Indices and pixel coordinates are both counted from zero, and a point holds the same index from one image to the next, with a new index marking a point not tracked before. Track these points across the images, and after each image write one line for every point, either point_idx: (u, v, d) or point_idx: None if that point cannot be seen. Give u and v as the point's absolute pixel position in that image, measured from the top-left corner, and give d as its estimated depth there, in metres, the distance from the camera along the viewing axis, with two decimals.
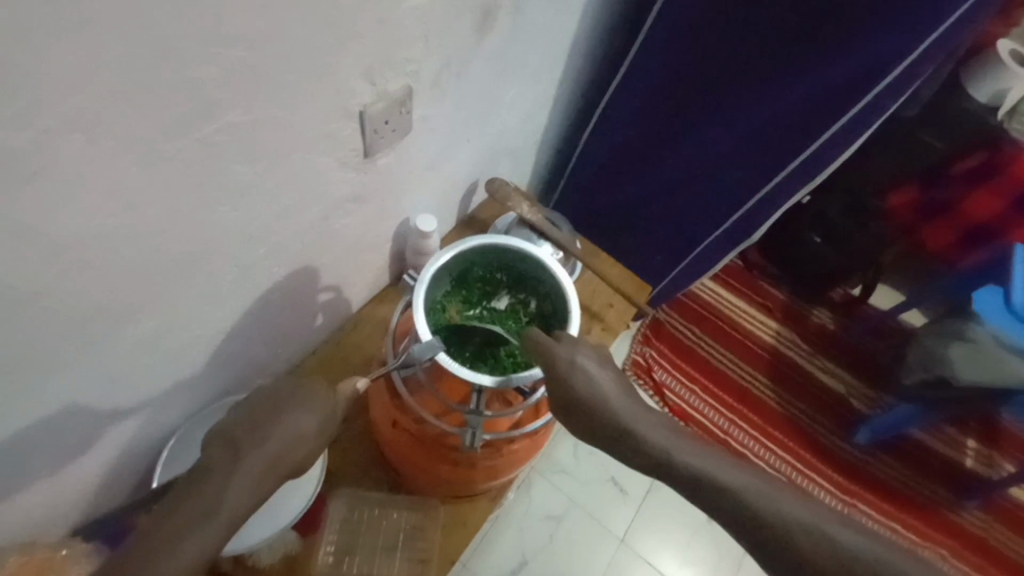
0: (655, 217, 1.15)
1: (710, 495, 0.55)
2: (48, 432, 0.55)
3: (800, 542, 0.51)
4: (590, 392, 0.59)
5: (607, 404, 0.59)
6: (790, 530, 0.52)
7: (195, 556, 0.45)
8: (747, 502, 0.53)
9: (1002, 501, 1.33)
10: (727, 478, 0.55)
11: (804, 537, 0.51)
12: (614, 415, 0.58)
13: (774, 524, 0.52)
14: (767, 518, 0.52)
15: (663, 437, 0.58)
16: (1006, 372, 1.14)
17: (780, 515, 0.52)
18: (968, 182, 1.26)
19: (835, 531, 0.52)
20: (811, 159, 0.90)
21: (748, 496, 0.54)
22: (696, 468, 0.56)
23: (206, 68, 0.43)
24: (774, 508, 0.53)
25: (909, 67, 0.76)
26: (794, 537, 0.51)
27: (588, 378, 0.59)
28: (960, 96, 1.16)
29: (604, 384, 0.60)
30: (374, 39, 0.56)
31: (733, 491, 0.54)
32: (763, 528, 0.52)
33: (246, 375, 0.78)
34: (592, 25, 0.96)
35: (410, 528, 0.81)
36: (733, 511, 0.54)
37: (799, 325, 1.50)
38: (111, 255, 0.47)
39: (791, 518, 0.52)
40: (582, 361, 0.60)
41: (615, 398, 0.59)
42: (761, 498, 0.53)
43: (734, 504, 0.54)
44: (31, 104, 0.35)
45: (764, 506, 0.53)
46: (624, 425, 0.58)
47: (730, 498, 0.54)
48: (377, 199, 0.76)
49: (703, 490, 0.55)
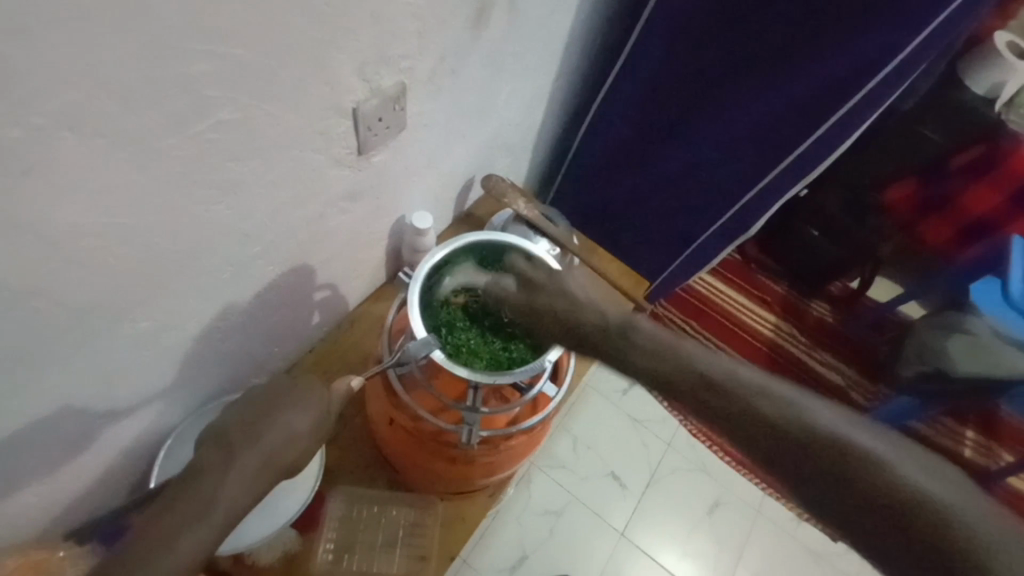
0: (652, 212, 1.14)
1: (623, 352, 0.49)
2: (45, 431, 0.55)
3: (709, 392, 0.42)
4: (546, 283, 0.62)
5: (551, 288, 0.61)
6: (697, 378, 0.44)
7: (191, 553, 0.45)
8: (658, 358, 0.47)
9: (1001, 491, 1.33)
10: (641, 333, 0.49)
11: (713, 387, 0.42)
12: (571, 307, 0.57)
13: (679, 373, 0.45)
14: (669, 365, 0.45)
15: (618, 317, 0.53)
16: (1005, 363, 1.15)
17: (686, 362, 0.45)
18: (968, 176, 1.26)
19: (767, 384, 0.41)
20: (809, 152, 0.90)
21: (658, 355, 0.47)
22: (619, 328, 0.51)
23: (199, 65, 0.43)
24: (685, 360, 0.45)
25: (907, 58, 0.76)
26: (739, 405, 0.41)
27: (554, 276, 0.64)
28: (957, 88, 1.16)
29: (567, 279, 0.62)
30: (368, 36, 0.56)
31: (643, 346, 0.48)
32: (710, 397, 0.42)
33: (243, 373, 0.78)
34: (588, 19, 0.95)
35: (408, 525, 0.81)
36: (643, 366, 0.47)
37: (797, 318, 1.50)
38: (104, 254, 0.47)
39: (700, 366, 0.44)
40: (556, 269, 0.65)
41: (569, 283, 0.61)
42: (669, 351, 0.47)
43: (642, 356, 0.48)
44: (23, 102, 0.35)
45: (671, 355, 0.46)
46: (562, 301, 0.58)
47: (637, 350, 0.48)
48: (373, 197, 0.76)
49: (615, 348, 0.50)
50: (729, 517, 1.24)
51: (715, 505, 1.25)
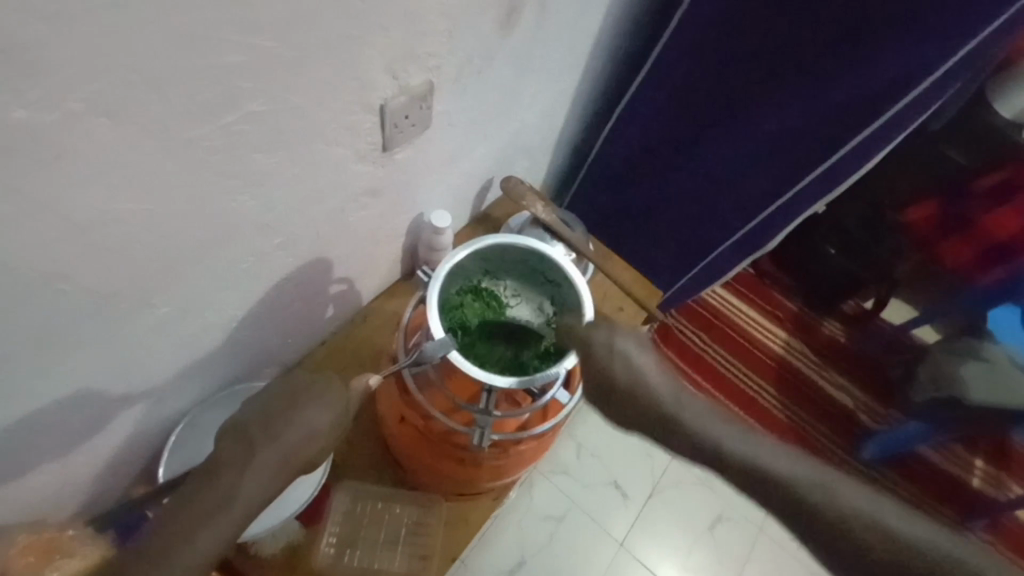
0: (669, 222, 1.14)
1: (768, 493, 0.49)
2: (60, 412, 0.56)
3: (872, 545, 0.45)
4: (630, 374, 0.58)
5: (643, 387, 0.56)
6: (863, 531, 0.45)
7: (211, 547, 0.45)
8: (810, 501, 0.47)
9: (1009, 522, 1.31)
10: (785, 472, 0.48)
11: (877, 540, 0.45)
12: (649, 397, 0.56)
13: (841, 522, 0.46)
14: (827, 514, 0.46)
15: (705, 421, 0.53)
16: (1017, 393, 1.12)
17: (847, 510, 0.46)
18: (995, 195, 1.20)
19: (865, 500, 0.46)
20: (832, 169, 0.89)
21: (813, 494, 0.47)
22: (756, 464, 0.49)
23: (234, 56, 0.43)
24: (840, 505, 0.46)
25: (940, 77, 0.75)
26: (860, 534, 0.45)
27: (627, 361, 0.59)
28: (984, 111, 1.15)
29: (643, 365, 0.58)
30: (399, 33, 0.56)
31: (792, 487, 0.48)
32: (826, 524, 0.46)
33: (256, 364, 0.79)
34: (615, 25, 0.95)
35: (412, 524, 0.81)
36: (795, 510, 0.47)
37: (809, 336, 1.49)
38: (131, 240, 0.48)
39: (864, 520, 0.45)
40: (620, 346, 0.61)
41: (655, 379, 0.57)
42: (822, 495, 0.47)
43: (794, 499, 0.47)
44: (61, 86, 0.35)
45: (826, 502, 0.46)
46: (665, 409, 0.55)
47: (786, 494, 0.48)
48: (393, 193, 0.76)
49: (755, 484, 0.49)
50: (731, 532, 1.23)
51: (717, 520, 1.24)
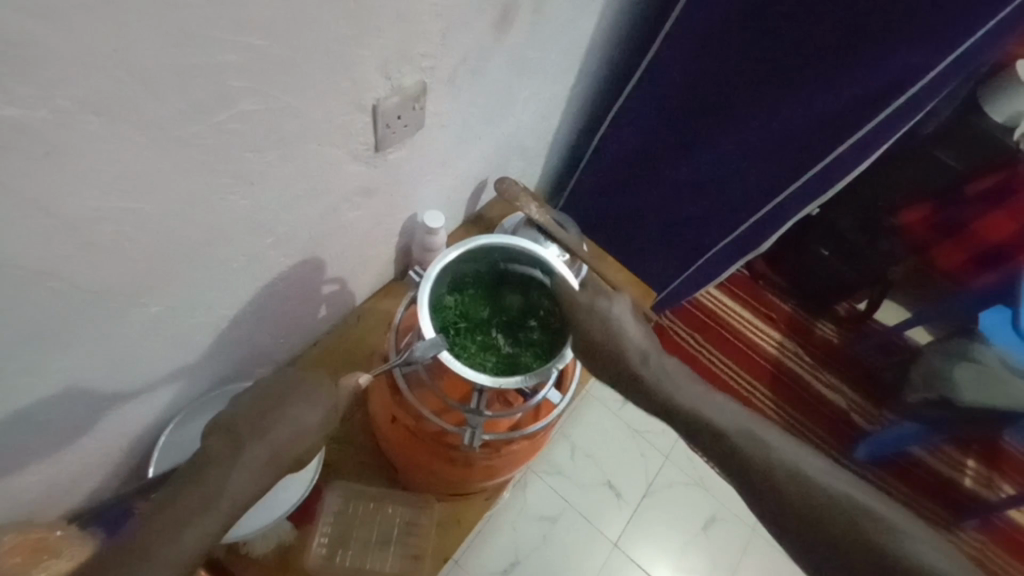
0: (663, 223, 1.14)
1: (709, 441, 0.54)
2: (50, 411, 0.55)
3: (788, 490, 0.49)
4: (607, 336, 0.62)
5: (620, 342, 0.61)
6: (784, 479, 0.50)
7: (195, 546, 0.45)
8: (740, 446, 0.52)
9: (1000, 523, 1.31)
10: (726, 425, 0.54)
11: (796, 490, 0.49)
12: (621, 355, 0.61)
13: (769, 470, 0.51)
14: (755, 462, 0.51)
15: (667, 378, 0.58)
16: (1013, 396, 1.14)
17: (774, 462, 0.51)
18: (983, 204, 1.25)
19: (791, 455, 0.51)
20: (824, 172, 0.90)
21: (743, 442, 0.52)
22: (703, 415, 0.55)
23: (225, 55, 0.43)
24: (767, 453, 0.51)
25: (931, 81, 0.75)
26: (775, 474, 0.50)
27: (607, 320, 0.64)
28: (976, 115, 1.16)
29: (623, 324, 0.63)
30: (392, 34, 0.56)
31: (728, 437, 0.53)
32: (749, 466, 0.51)
33: (249, 363, 0.79)
34: (610, 27, 0.95)
35: (405, 523, 0.81)
36: (730, 457, 0.53)
37: (802, 337, 1.49)
38: (121, 239, 0.48)
39: (789, 469, 0.50)
40: (603, 308, 0.65)
41: (633, 339, 0.62)
42: (754, 444, 0.52)
43: (731, 448, 0.53)
44: (50, 84, 0.35)
45: (755, 450, 0.52)
46: (632, 365, 0.60)
47: (723, 441, 0.53)
48: (387, 193, 0.76)
49: (700, 432, 0.54)
50: (725, 533, 1.23)
51: (711, 520, 1.24)
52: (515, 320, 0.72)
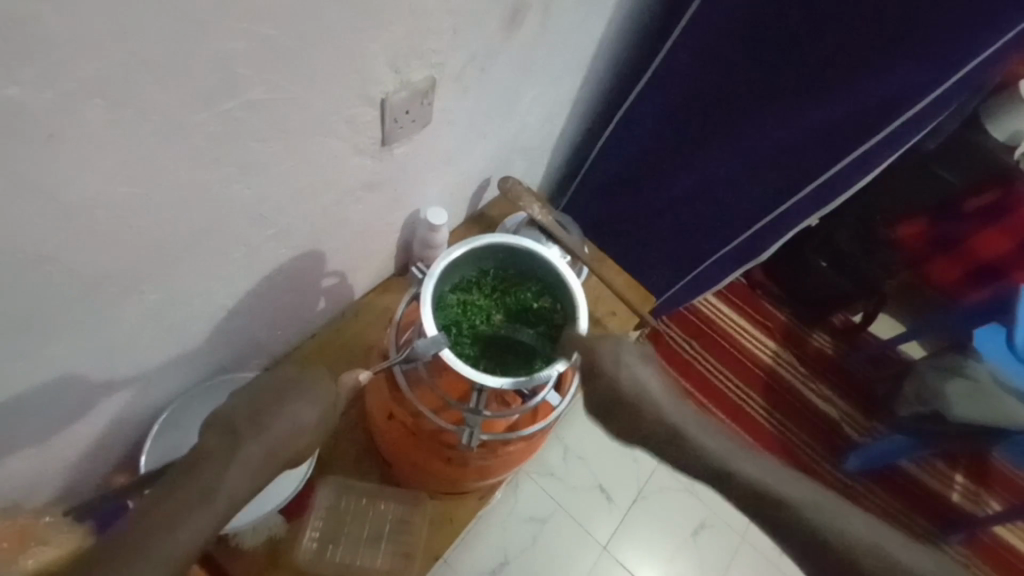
0: (664, 229, 1.14)
1: (754, 503, 0.55)
2: (42, 397, 0.55)
3: (864, 560, 0.51)
4: (636, 387, 0.61)
5: (656, 405, 0.60)
6: (859, 549, 0.52)
7: (191, 541, 0.44)
8: (814, 522, 0.53)
9: (986, 539, 1.32)
10: (767, 485, 0.55)
11: (845, 547, 0.52)
12: (662, 419, 0.60)
13: (817, 532, 0.52)
14: (804, 523, 0.53)
15: (721, 448, 0.58)
16: (1002, 411, 1.13)
17: (845, 532, 0.52)
18: (980, 221, 1.26)
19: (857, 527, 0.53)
20: (827, 184, 0.90)
21: (812, 514, 0.53)
22: (749, 477, 0.56)
23: (233, 43, 0.42)
24: (838, 527, 0.53)
25: (935, 99, 0.76)
26: (850, 547, 0.51)
27: (636, 378, 0.62)
28: (979, 132, 1.16)
29: (650, 382, 0.62)
30: (403, 28, 0.56)
31: (771, 496, 0.54)
32: (826, 542, 0.52)
33: (244, 354, 0.78)
34: (619, 30, 0.95)
35: (397, 520, 0.81)
36: (776, 517, 0.54)
37: (798, 347, 1.50)
38: (120, 224, 0.47)
39: (842, 533, 0.52)
40: (626, 358, 0.63)
41: (659, 395, 0.61)
42: (796, 503, 0.54)
43: (779, 510, 0.54)
44: (56, 65, 0.35)
45: (803, 510, 0.53)
46: (673, 425, 0.59)
47: (771, 503, 0.54)
48: (390, 189, 0.76)
49: (743, 493, 0.56)
50: (714, 539, 1.24)
51: (701, 526, 1.24)
52: (517, 320, 0.72)
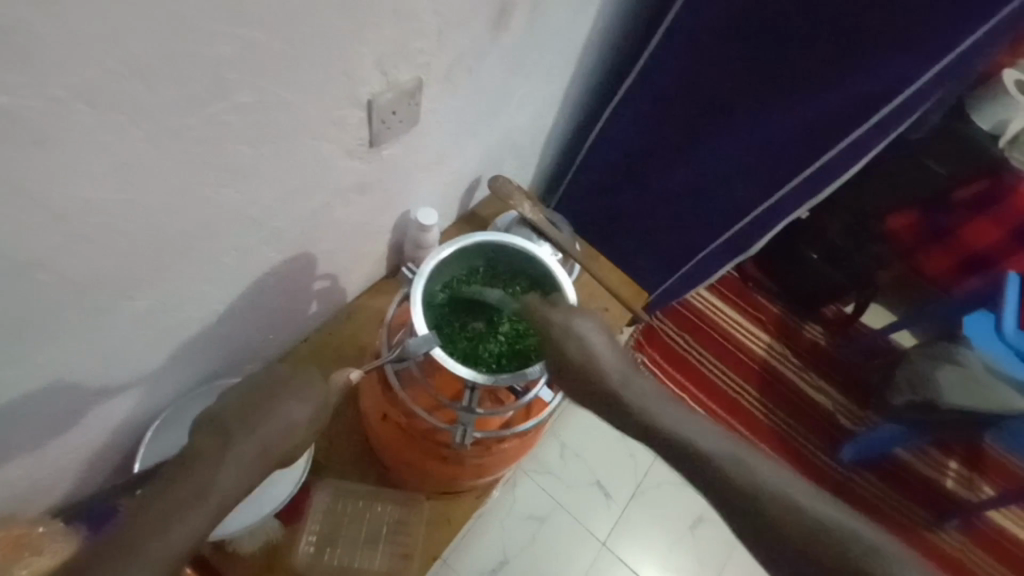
0: (655, 225, 1.15)
1: (698, 471, 0.47)
2: (35, 405, 0.54)
3: (780, 519, 0.43)
4: (582, 354, 0.57)
5: (597, 369, 0.55)
6: (778, 509, 0.44)
7: (186, 541, 0.44)
8: (732, 476, 0.46)
9: (982, 525, 1.33)
10: (713, 451, 0.47)
11: (767, 504, 0.44)
12: (599, 377, 0.55)
13: (769, 509, 0.44)
14: (755, 497, 0.44)
15: (650, 400, 0.52)
16: (997, 399, 1.14)
17: (769, 489, 0.45)
18: (969, 211, 1.28)
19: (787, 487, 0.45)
20: (814, 176, 0.91)
21: (732, 468, 0.46)
22: (669, 427, 0.50)
23: (221, 47, 0.43)
24: (759, 484, 0.45)
25: (920, 90, 0.76)
26: (768, 507, 0.44)
27: (581, 339, 0.58)
28: (964, 122, 1.18)
29: (600, 345, 0.58)
30: (390, 29, 0.56)
31: (719, 464, 0.46)
32: (739, 494, 0.45)
33: (237, 359, 0.78)
34: (606, 27, 0.95)
35: (394, 522, 0.81)
36: (721, 490, 0.46)
37: (791, 339, 1.51)
38: (110, 230, 0.47)
39: (763, 487, 0.45)
40: (577, 327, 0.60)
41: (605, 357, 0.57)
42: (748, 476, 0.46)
43: (723, 481, 0.46)
44: (43, 72, 0.35)
45: (755, 484, 0.45)
46: (607, 379, 0.55)
47: (717, 474, 0.46)
48: (380, 190, 0.76)
49: (688, 459, 0.48)
50: (713, 532, 1.24)
51: (698, 520, 1.25)
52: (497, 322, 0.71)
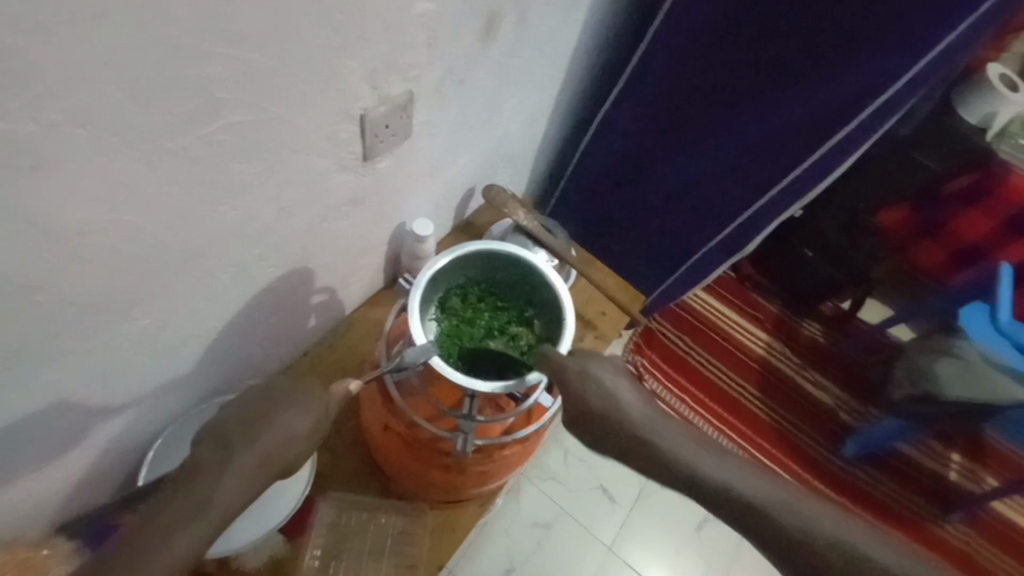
0: (649, 227, 1.16)
1: (748, 520, 0.51)
2: (37, 427, 0.55)
3: (817, 546, 0.48)
4: (609, 405, 0.58)
5: (619, 412, 0.57)
6: (813, 537, 0.49)
7: (186, 550, 0.45)
8: (766, 512, 0.50)
9: (987, 517, 1.33)
10: (762, 499, 0.51)
11: (806, 534, 0.49)
12: (626, 426, 0.57)
13: (818, 548, 0.48)
14: (809, 544, 0.48)
15: (680, 446, 0.55)
16: (994, 388, 1.14)
17: (804, 523, 0.49)
18: (959, 204, 1.30)
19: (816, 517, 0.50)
20: (804, 175, 0.91)
21: (766, 504, 0.51)
22: (706, 475, 0.53)
23: (213, 66, 0.43)
24: (795, 518, 0.50)
25: (903, 87, 0.78)
26: (805, 537, 0.49)
27: (601, 384, 0.59)
28: (951, 117, 1.19)
29: (620, 389, 0.59)
30: (380, 44, 0.57)
31: (765, 510, 0.50)
32: (772, 529, 0.50)
33: (238, 375, 0.78)
34: (594, 34, 0.96)
35: (398, 533, 0.81)
36: (777, 539, 0.50)
37: (789, 337, 1.51)
38: (108, 250, 0.47)
39: (796, 521, 0.49)
40: (595, 371, 0.60)
41: (631, 404, 0.58)
42: (776, 506, 0.50)
43: (777, 530, 0.50)
44: (37, 98, 0.35)
45: (803, 528, 0.49)
46: (640, 431, 0.56)
47: (773, 525, 0.50)
48: (375, 202, 0.76)
49: (744, 511, 0.51)
50: (718, 533, 1.24)
51: (704, 521, 1.25)
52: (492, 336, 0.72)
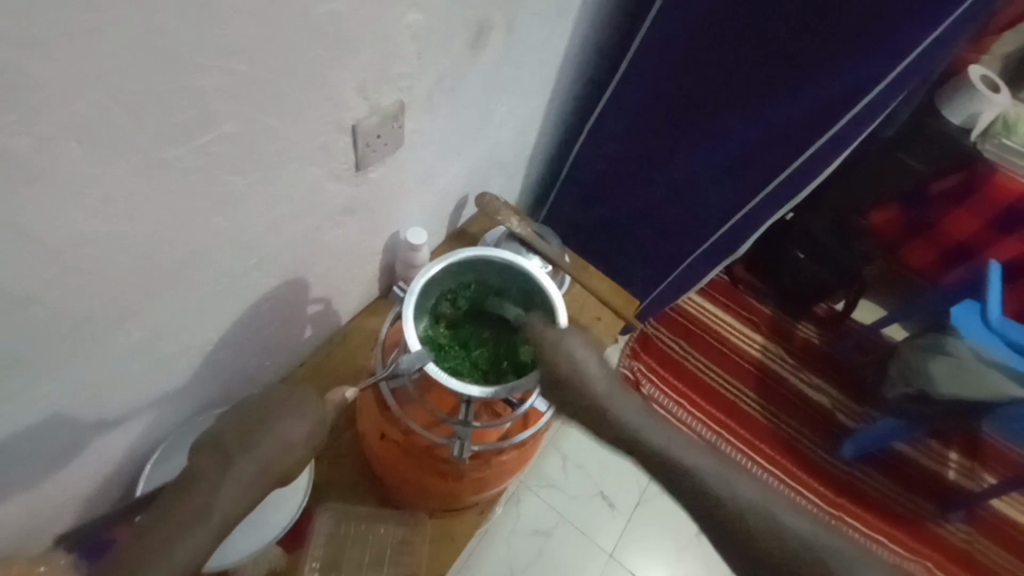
0: (642, 232, 1.17)
1: (681, 485, 0.52)
2: (31, 441, 0.54)
3: (754, 526, 0.49)
4: (573, 371, 0.59)
5: (582, 380, 0.59)
6: (748, 515, 0.49)
7: (187, 560, 0.45)
8: (710, 487, 0.51)
9: (985, 514, 1.34)
10: (703, 468, 0.52)
11: (743, 512, 0.49)
12: (588, 394, 0.58)
13: (752, 525, 0.49)
14: (736, 513, 0.49)
15: (636, 418, 0.56)
16: (987, 386, 1.14)
17: (744, 504, 0.49)
18: (947, 203, 1.33)
19: (757, 503, 0.50)
20: (793, 176, 0.92)
21: (709, 479, 0.51)
22: (655, 445, 0.54)
23: (205, 78, 0.44)
24: (735, 495, 0.50)
25: (886, 89, 0.79)
26: (742, 514, 0.49)
27: (568, 353, 0.61)
28: (935, 118, 1.21)
29: (588, 361, 0.61)
30: (371, 55, 0.58)
31: (698, 477, 0.51)
32: (711, 504, 0.50)
33: (234, 386, 0.78)
34: (583, 43, 0.98)
35: (397, 543, 0.80)
36: (705, 504, 0.51)
37: (784, 339, 1.52)
38: (103, 261, 0.47)
39: (735, 498, 0.50)
40: (569, 344, 0.62)
41: (596, 376, 0.59)
42: (721, 485, 0.51)
43: (704, 495, 0.51)
44: (30, 113, 0.36)
45: (731, 497, 0.50)
46: (599, 400, 0.57)
47: (710, 497, 0.50)
48: (369, 211, 0.77)
49: (683, 480, 0.52)
50: None
51: None
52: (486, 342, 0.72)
